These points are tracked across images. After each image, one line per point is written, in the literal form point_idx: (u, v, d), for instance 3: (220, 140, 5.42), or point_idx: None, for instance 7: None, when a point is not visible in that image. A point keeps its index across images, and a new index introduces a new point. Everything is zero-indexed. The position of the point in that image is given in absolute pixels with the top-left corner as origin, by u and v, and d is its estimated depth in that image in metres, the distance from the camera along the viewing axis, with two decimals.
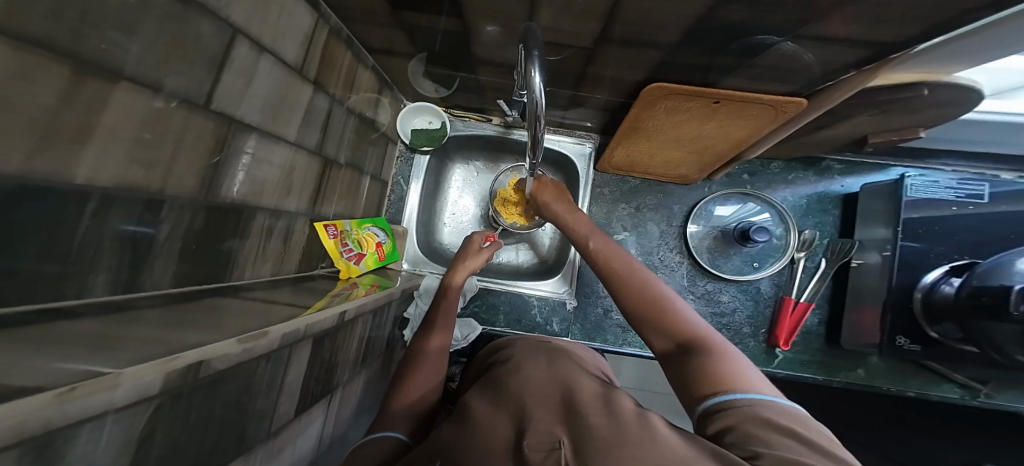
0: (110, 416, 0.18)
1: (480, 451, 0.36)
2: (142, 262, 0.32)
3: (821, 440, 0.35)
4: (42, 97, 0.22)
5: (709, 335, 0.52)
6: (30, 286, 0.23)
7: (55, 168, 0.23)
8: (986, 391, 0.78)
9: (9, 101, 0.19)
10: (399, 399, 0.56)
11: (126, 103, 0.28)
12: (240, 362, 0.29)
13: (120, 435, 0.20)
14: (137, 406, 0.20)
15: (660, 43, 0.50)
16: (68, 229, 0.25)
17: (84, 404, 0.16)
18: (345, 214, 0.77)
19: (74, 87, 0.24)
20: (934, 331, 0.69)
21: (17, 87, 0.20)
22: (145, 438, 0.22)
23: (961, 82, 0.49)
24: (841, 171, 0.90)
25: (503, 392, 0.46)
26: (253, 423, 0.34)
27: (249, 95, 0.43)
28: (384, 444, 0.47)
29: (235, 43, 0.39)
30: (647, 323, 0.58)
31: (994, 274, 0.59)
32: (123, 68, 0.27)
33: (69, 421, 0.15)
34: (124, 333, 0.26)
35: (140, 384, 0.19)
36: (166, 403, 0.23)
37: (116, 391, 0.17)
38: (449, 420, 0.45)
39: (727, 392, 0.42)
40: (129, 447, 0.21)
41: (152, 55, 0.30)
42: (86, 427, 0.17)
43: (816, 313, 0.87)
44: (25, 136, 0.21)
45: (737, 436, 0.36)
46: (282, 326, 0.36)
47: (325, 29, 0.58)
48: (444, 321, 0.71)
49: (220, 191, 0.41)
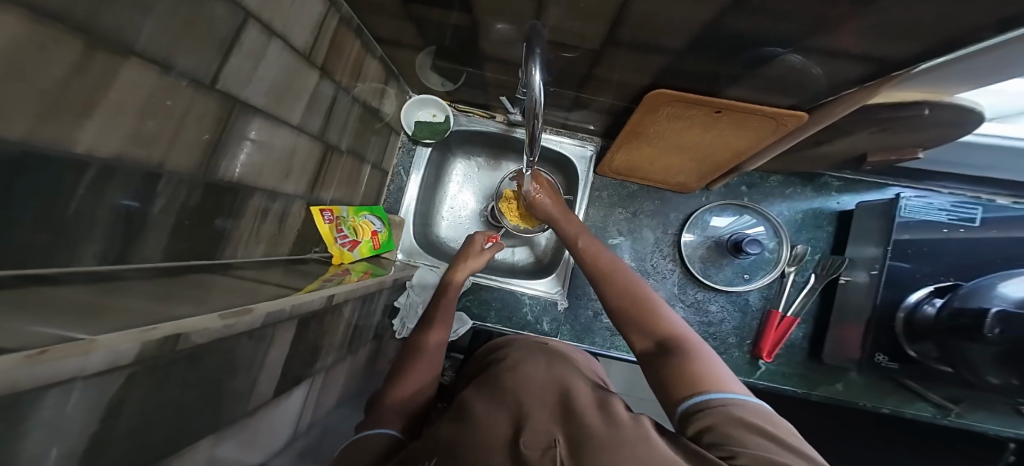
0: (87, 381, 0.19)
1: (481, 447, 0.37)
2: (133, 234, 0.33)
3: (788, 439, 0.37)
4: (55, 68, 0.22)
5: (687, 335, 0.54)
6: (24, 249, 0.24)
7: (58, 136, 0.24)
8: (956, 411, 0.79)
9: (21, 69, 0.20)
10: (395, 395, 0.58)
11: (133, 78, 0.29)
12: (221, 337, 0.30)
13: (98, 400, 0.20)
14: (112, 374, 0.21)
15: (663, 48, 0.50)
16: (65, 198, 0.26)
17: (58, 367, 0.16)
18: (343, 200, 0.77)
19: (83, 59, 0.24)
20: (913, 350, 0.70)
21: (31, 57, 0.20)
22: (122, 404, 0.23)
23: (963, 104, 0.48)
24: (838, 189, 0.91)
25: (498, 387, 0.48)
26: (231, 399, 0.35)
27: (256, 78, 0.43)
28: (379, 442, 0.49)
29: (246, 25, 0.40)
30: (628, 322, 0.60)
31: (975, 296, 0.61)
32: (134, 44, 0.28)
33: (43, 383, 0.16)
34: (111, 304, 0.26)
35: (115, 351, 0.20)
36: (143, 373, 0.23)
37: (90, 357, 0.18)
38: (445, 416, 0.46)
39: (705, 393, 0.44)
40: (107, 411, 0.21)
41: (164, 32, 0.30)
42: (67, 388, 0.18)
43: (801, 328, 0.87)
44: (34, 104, 0.22)
45: (715, 437, 0.37)
46: (267, 304, 0.36)
47: (336, 17, 0.58)
48: (444, 317, 0.72)
49: (219, 170, 0.42)
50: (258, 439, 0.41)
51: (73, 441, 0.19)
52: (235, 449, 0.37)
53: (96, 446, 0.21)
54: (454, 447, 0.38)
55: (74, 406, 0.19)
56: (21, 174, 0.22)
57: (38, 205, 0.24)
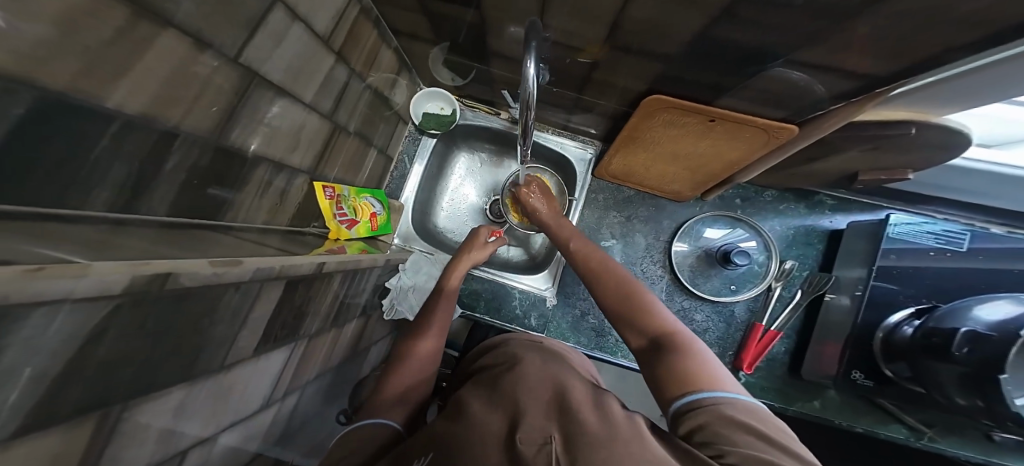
0: (75, 304, 0.21)
1: (477, 445, 0.39)
2: (144, 186, 0.35)
3: (780, 437, 0.38)
4: (90, 33, 0.25)
5: (677, 331, 0.55)
6: (55, 184, 0.26)
7: (90, 94, 0.27)
8: (929, 434, 0.78)
9: (56, 30, 0.23)
10: (390, 388, 0.62)
11: (164, 47, 0.31)
12: (210, 283, 0.32)
13: (83, 324, 0.22)
14: (100, 300, 0.22)
15: (660, 53, 0.52)
16: (89, 146, 0.28)
17: (53, 286, 0.18)
18: (345, 182, 0.80)
19: (118, 26, 0.27)
20: (889, 369, 0.71)
21: (68, 22, 0.23)
22: (106, 333, 0.24)
23: (949, 125, 0.49)
24: (832, 207, 0.91)
25: (491, 384, 0.50)
26: (209, 348, 0.37)
27: (275, 57, 0.46)
28: (381, 434, 0.53)
29: (273, 8, 0.43)
30: (623, 321, 0.61)
31: (951, 318, 0.61)
32: (173, 18, 0.31)
33: (30, 300, 0.17)
34: (119, 242, 0.29)
35: (104, 280, 0.21)
36: (126, 306, 0.25)
37: (81, 281, 0.20)
38: (445, 412, 0.49)
39: (696, 391, 0.45)
40: (89, 337, 0.23)
41: (197, 10, 0.33)
42: (53, 309, 0.19)
43: (783, 342, 0.88)
44: (74, 63, 0.24)
45: (704, 436, 0.38)
46: (257, 261, 0.39)
47: (356, 8, 0.62)
48: (438, 324, 0.73)
49: (231, 137, 0.44)
50: (232, 395, 0.43)
51: (49, 363, 0.21)
52: (208, 400, 0.39)
53: (71, 372, 0.23)
54: (449, 447, 0.40)
55: (62, 326, 0.21)
56: (47, 121, 0.24)
57: (68, 150, 0.26)
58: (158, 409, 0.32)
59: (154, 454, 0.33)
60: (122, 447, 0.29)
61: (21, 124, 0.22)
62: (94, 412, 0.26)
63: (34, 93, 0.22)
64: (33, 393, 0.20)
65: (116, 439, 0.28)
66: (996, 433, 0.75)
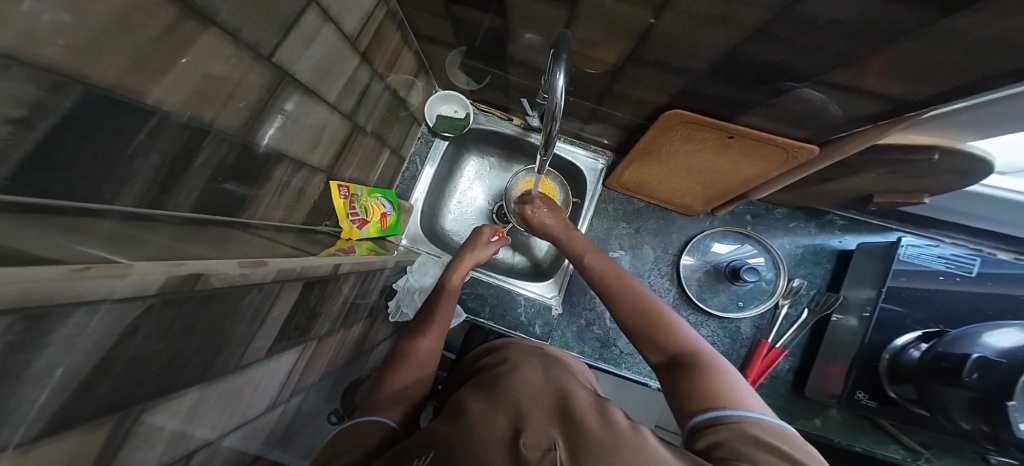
0: (113, 304, 0.21)
1: (481, 446, 0.38)
2: (173, 182, 0.34)
3: (802, 458, 0.38)
4: (139, 37, 0.26)
5: (700, 349, 0.55)
6: (93, 179, 0.26)
7: (133, 93, 0.27)
8: (927, 456, 0.76)
9: (102, 32, 0.23)
10: (389, 388, 0.60)
11: (207, 47, 0.32)
12: (237, 283, 0.32)
13: (118, 322, 0.22)
14: (135, 300, 0.22)
15: (684, 69, 0.53)
16: (125, 142, 0.28)
17: (93, 287, 0.19)
18: (359, 180, 0.78)
19: (165, 30, 0.27)
20: (893, 391, 0.73)
21: (115, 25, 0.24)
22: (134, 332, 0.24)
23: (973, 152, 0.50)
24: (841, 227, 0.92)
25: (494, 388, 0.49)
26: (228, 348, 0.36)
27: (306, 58, 0.46)
28: (378, 432, 0.52)
29: (307, 9, 0.43)
30: (642, 336, 0.61)
31: (960, 343, 0.63)
32: (216, 17, 0.32)
33: (72, 299, 0.18)
34: (150, 238, 0.29)
35: (142, 279, 0.22)
36: (157, 306, 0.25)
37: (122, 281, 0.20)
38: (439, 416, 0.47)
39: (719, 408, 0.45)
40: (122, 335, 0.23)
41: (240, 11, 0.34)
42: (93, 309, 0.20)
43: (787, 360, 0.89)
44: (119, 63, 0.25)
45: (724, 452, 0.38)
46: (279, 262, 0.39)
47: (382, 10, 0.63)
48: (438, 332, 0.71)
49: (258, 136, 0.44)
50: (245, 395, 0.42)
51: (82, 361, 0.21)
52: (220, 401, 0.38)
53: (98, 371, 0.22)
54: (451, 445, 0.39)
55: (98, 325, 0.21)
56: (93, 118, 0.24)
57: (105, 146, 0.26)
58: (173, 410, 0.31)
59: (163, 456, 0.32)
60: (135, 449, 0.28)
61: (69, 117, 0.23)
62: (113, 413, 0.25)
63: (83, 88, 0.23)
64: (62, 392, 0.20)
65: (129, 441, 0.27)
66: (992, 456, 0.76)
